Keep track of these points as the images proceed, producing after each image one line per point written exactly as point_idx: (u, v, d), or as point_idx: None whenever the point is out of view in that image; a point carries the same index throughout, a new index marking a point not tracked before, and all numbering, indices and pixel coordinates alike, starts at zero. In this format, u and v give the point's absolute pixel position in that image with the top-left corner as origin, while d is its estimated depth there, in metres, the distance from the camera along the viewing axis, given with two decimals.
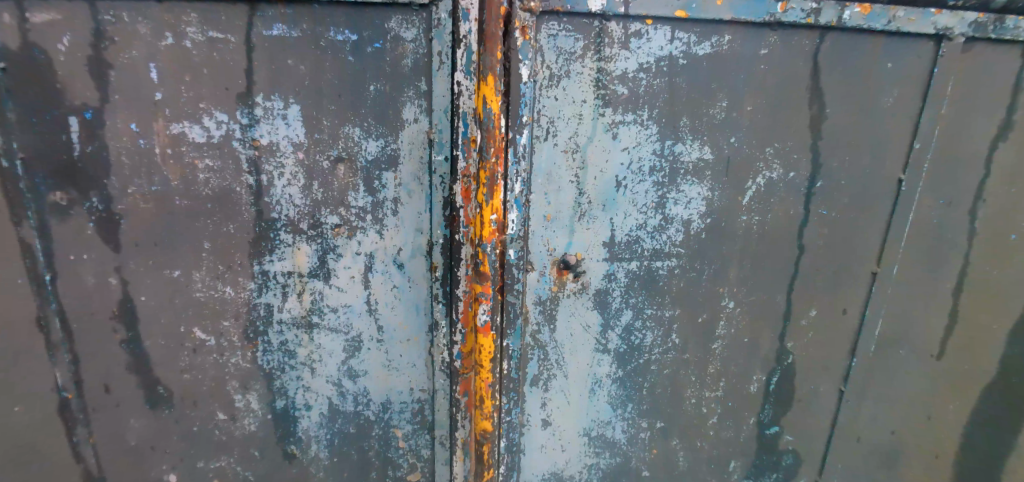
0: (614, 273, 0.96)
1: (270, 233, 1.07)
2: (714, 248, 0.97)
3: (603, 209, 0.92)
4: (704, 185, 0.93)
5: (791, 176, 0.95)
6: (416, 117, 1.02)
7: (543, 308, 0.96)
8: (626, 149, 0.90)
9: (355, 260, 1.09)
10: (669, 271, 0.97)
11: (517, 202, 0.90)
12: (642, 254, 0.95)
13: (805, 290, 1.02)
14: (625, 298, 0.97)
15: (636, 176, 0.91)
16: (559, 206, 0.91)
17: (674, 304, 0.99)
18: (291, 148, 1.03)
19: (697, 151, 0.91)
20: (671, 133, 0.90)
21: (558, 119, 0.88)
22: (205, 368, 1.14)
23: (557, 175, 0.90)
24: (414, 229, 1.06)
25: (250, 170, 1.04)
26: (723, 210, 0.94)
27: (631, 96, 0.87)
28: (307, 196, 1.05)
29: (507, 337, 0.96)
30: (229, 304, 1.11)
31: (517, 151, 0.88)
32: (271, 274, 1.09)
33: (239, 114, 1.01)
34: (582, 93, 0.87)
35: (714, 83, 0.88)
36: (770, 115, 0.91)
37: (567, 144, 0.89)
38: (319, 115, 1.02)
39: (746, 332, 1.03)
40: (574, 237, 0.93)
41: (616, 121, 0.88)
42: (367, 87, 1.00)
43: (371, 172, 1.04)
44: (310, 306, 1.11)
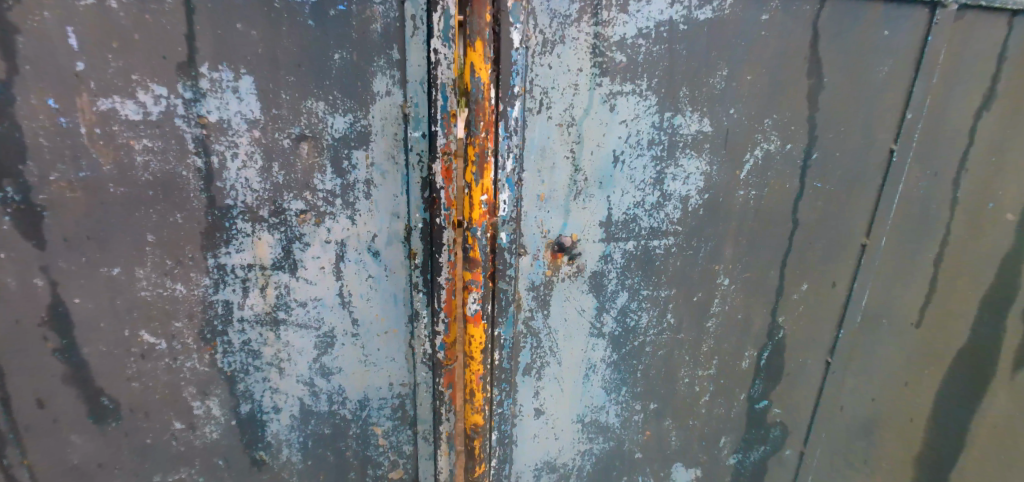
0: (610, 254, 0.91)
1: (225, 222, 0.95)
2: (711, 223, 0.93)
3: (600, 186, 0.87)
4: (701, 159, 0.89)
5: (788, 148, 0.92)
6: (388, 89, 0.92)
7: (536, 294, 0.90)
8: (624, 122, 0.85)
9: (324, 250, 0.99)
10: (665, 250, 0.93)
11: (509, 182, 0.84)
12: (639, 233, 0.91)
13: (797, 265, 1.00)
14: (621, 280, 0.93)
15: (634, 151, 0.87)
16: (553, 185, 0.86)
17: (670, 284, 0.95)
18: (245, 125, 0.91)
19: (696, 123, 0.87)
20: (670, 104, 0.86)
21: (552, 90, 0.83)
22: (156, 375, 1.03)
23: (552, 151, 0.85)
24: (389, 214, 0.97)
25: (198, 151, 0.91)
26: (720, 185, 0.92)
27: (629, 65, 0.83)
28: (266, 180, 0.94)
29: (500, 327, 0.90)
30: (180, 303, 0.99)
31: (508, 126, 0.82)
32: (228, 268, 0.98)
33: (180, 87, 0.88)
34: (578, 61, 0.82)
35: (713, 49, 0.84)
36: (771, 83, 0.88)
37: (562, 117, 0.84)
38: (276, 88, 0.90)
39: (739, 309, 1.01)
40: (569, 218, 0.88)
41: (613, 92, 0.84)
42: (330, 55, 0.89)
43: (339, 151, 0.94)
44: (274, 302, 1.01)
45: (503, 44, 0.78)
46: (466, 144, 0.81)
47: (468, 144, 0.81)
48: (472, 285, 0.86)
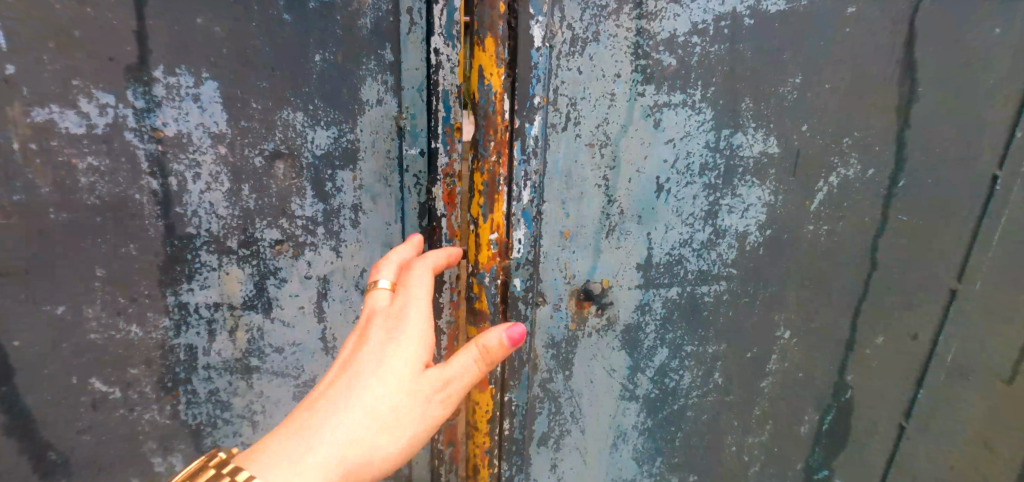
0: (649, 303, 0.76)
1: (188, 254, 0.80)
2: (771, 263, 0.78)
3: (638, 220, 0.73)
4: (762, 186, 0.75)
5: (869, 174, 0.77)
6: (380, 97, 0.77)
7: (556, 354, 0.75)
8: (671, 141, 0.72)
9: (304, 287, 0.83)
10: (714, 297, 0.78)
11: (526, 216, 0.67)
12: (685, 278, 0.77)
13: (874, 314, 0.83)
14: (661, 334, 0.78)
15: (682, 177, 0.73)
16: (580, 219, 0.72)
17: (718, 338, 0.80)
18: (209, 140, 0.76)
19: (759, 143, 0.74)
20: (730, 120, 0.72)
21: (582, 100, 0.69)
22: (112, 428, 0.87)
23: (581, 177, 0.71)
24: (381, 245, 0.83)
25: (153, 171, 0.76)
26: (786, 217, 0.77)
27: (679, 69, 0.70)
28: (234, 205, 0.79)
29: (512, 390, 0.73)
30: (136, 348, 0.84)
31: (525, 147, 0.65)
32: (192, 307, 0.83)
33: (130, 95, 0.73)
34: (617, 64, 0.69)
35: (782, 51, 0.71)
36: (852, 93, 0.73)
37: (593, 136, 0.70)
38: (246, 96, 0.75)
39: (800, 366, 0.84)
40: (599, 259, 0.73)
41: (659, 104, 0.71)
42: (310, 55, 0.74)
43: (321, 171, 0.79)
44: (246, 348, 0.86)
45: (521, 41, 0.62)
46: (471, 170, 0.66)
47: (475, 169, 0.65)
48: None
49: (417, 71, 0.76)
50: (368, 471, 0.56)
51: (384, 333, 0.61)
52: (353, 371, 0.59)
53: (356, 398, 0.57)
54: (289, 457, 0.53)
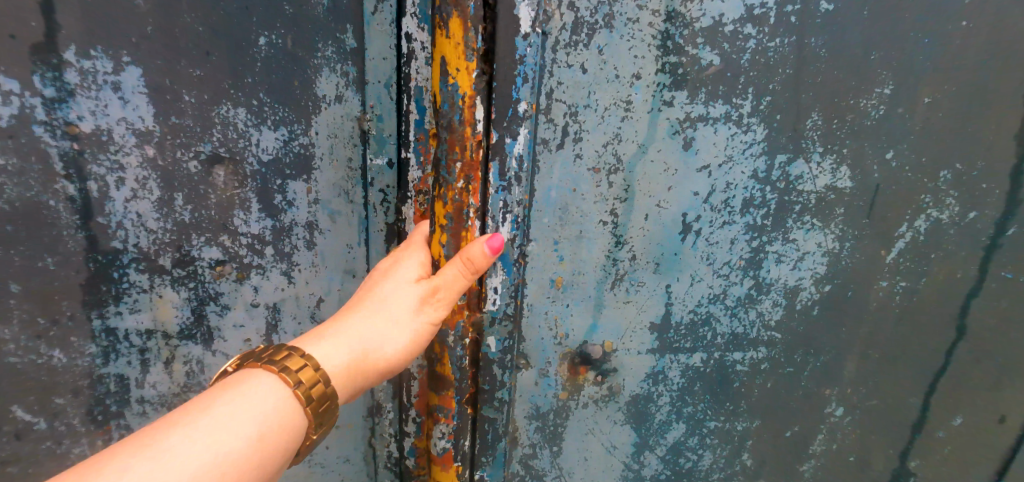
0: (664, 372, 0.78)
1: (114, 273, 0.67)
2: (828, 329, 0.78)
3: (655, 265, 0.73)
4: (828, 232, 0.74)
5: (971, 217, 0.74)
6: (339, 93, 0.64)
7: (542, 427, 0.78)
8: (707, 168, 0.70)
9: (250, 316, 0.71)
10: (750, 366, 0.79)
11: (505, 261, 0.65)
12: (713, 343, 0.77)
13: (951, 391, 0.81)
14: (676, 409, 0.80)
15: (716, 215, 0.72)
16: (579, 266, 0.72)
17: (748, 416, 0.81)
18: (133, 139, 0.62)
19: (827, 175, 0.72)
20: (791, 143, 0.70)
21: (585, 108, 0.66)
22: (38, 460, 0.73)
23: (583, 210, 0.70)
24: (341, 272, 0.71)
25: (68, 174, 0.62)
26: (853, 273, 0.76)
27: (723, 69, 0.67)
28: (166, 218, 0.65)
29: (483, 467, 0.75)
30: (60, 376, 0.70)
31: (504, 172, 0.61)
32: (121, 333, 0.70)
33: (38, 82, 0.59)
34: (636, 62, 0.66)
35: (872, 52, 0.68)
36: (956, 119, 0.71)
37: (596, 161, 0.68)
38: (176, 87, 0.61)
39: (852, 450, 0.83)
40: (601, 315, 0.74)
41: (694, 117, 0.68)
42: (252, 38, 0.61)
43: (269, 181, 0.66)
44: (184, 383, 0.74)
45: (500, 28, 0.56)
46: (433, 198, 0.62)
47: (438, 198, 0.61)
48: (439, 413, 0.69)
49: (384, 61, 0.63)
50: (381, 359, 0.55)
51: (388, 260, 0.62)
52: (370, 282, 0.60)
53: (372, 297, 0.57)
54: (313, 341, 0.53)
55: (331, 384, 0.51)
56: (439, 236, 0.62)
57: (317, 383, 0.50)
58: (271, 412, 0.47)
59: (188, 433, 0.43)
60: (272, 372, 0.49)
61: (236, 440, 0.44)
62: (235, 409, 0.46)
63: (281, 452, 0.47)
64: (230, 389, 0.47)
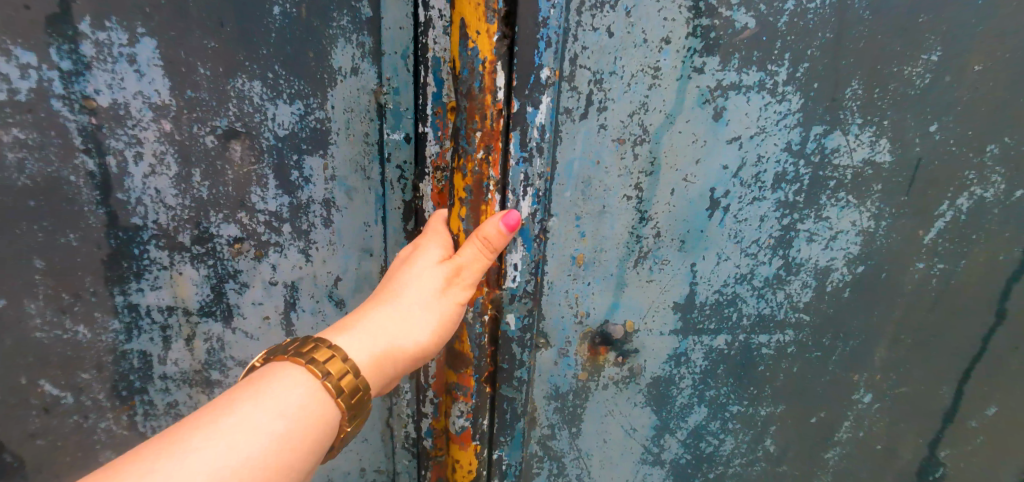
0: (688, 354, 0.75)
1: (134, 249, 0.67)
2: (859, 310, 0.75)
3: (680, 243, 0.70)
4: (863, 211, 0.71)
5: (1020, 195, 0.72)
6: (355, 65, 0.62)
7: (561, 408, 0.76)
8: (738, 140, 0.67)
9: (269, 295, 0.70)
10: (776, 349, 0.76)
11: (525, 235, 0.64)
12: (740, 325, 0.75)
13: (984, 377, 0.79)
14: (699, 392, 0.77)
15: (745, 190, 0.69)
16: (600, 243, 0.69)
17: (772, 400, 0.79)
18: (149, 113, 0.61)
19: (866, 148, 0.69)
20: (828, 113, 0.67)
21: (610, 75, 0.63)
22: (64, 432, 0.75)
23: (606, 184, 0.67)
24: (358, 250, 0.69)
25: (87, 148, 0.63)
26: (887, 253, 0.73)
27: (758, 32, 0.63)
28: (184, 194, 0.65)
29: (501, 447, 0.74)
30: (85, 351, 0.72)
31: (526, 142, 0.58)
32: (142, 310, 0.71)
33: (54, 54, 0.59)
34: (665, 26, 0.62)
35: (918, 14, 0.64)
36: (1007, 90, 0.68)
37: (620, 131, 0.65)
38: (190, 59, 0.60)
39: (879, 439, 0.82)
40: (622, 295, 0.72)
41: (725, 86, 0.65)
42: (266, 7, 0.59)
43: (285, 156, 0.64)
44: (205, 360, 0.74)
45: None
46: (451, 170, 0.60)
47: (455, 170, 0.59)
48: (458, 392, 0.69)
49: (400, 31, 0.61)
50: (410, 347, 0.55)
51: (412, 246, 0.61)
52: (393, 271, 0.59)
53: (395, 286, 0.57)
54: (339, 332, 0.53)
55: (359, 376, 0.50)
56: (457, 210, 0.60)
57: (346, 375, 0.50)
58: (296, 408, 0.47)
59: (209, 434, 0.43)
60: (299, 365, 0.49)
61: (259, 438, 0.44)
62: (257, 406, 0.46)
63: (308, 447, 0.47)
64: (253, 387, 0.47)
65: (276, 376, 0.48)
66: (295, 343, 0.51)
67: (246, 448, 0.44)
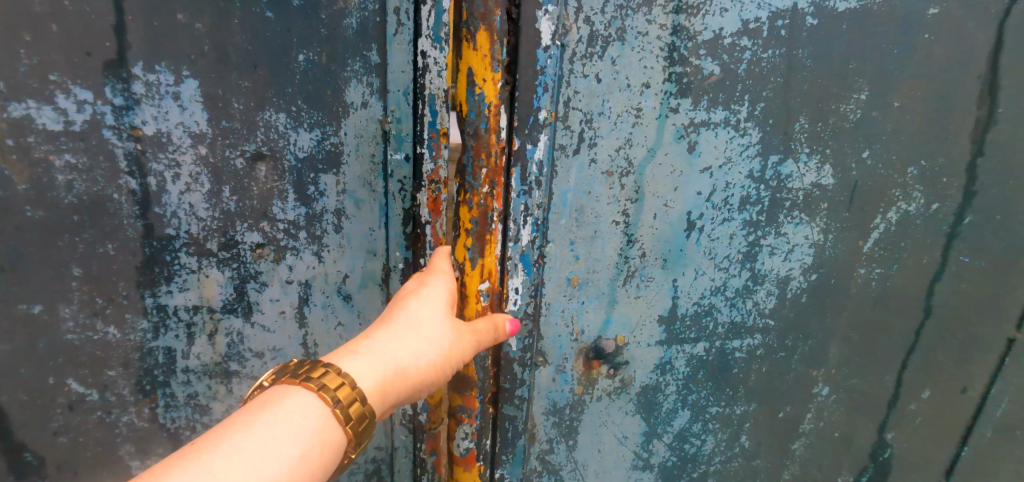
0: (671, 363, 0.94)
1: (166, 255, 0.78)
2: (817, 315, 0.95)
3: (662, 261, 0.89)
4: (810, 224, 0.90)
5: (935, 208, 0.91)
6: (365, 100, 0.76)
7: (558, 421, 0.94)
8: (709, 169, 0.85)
9: (285, 292, 0.82)
10: (748, 353, 0.95)
11: (522, 258, 0.80)
12: (716, 328, 0.93)
13: (922, 368, 0.99)
14: (682, 396, 0.96)
15: (716, 212, 0.88)
16: (594, 262, 0.86)
17: (745, 400, 0.98)
18: (189, 140, 0.74)
19: (813, 173, 0.88)
20: (782, 144, 0.86)
21: (599, 115, 0.81)
22: (87, 429, 0.85)
23: (596, 211, 0.84)
24: (364, 252, 0.82)
25: (131, 170, 0.74)
26: (836, 262, 0.92)
27: (722, 77, 0.82)
28: (215, 206, 0.77)
29: (502, 465, 0.92)
30: (112, 350, 0.82)
31: (525, 177, 0.76)
32: (170, 310, 0.81)
33: (109, 92, 0.71)
34: (646, 72, 0.80)
35: (850, 62, 0.84)
36: (923, 122, 0.88)
37: (610, 166, 0.83)
38: (226, 96, 0.73)
39: (836, 427, 1.01)
40: (614, 311, 0.89)
41: (697, 122, 0.83)
42: (293, 55, 0.73)
43: (303, 175, 0.77)
44: (225, 353, 0.84)
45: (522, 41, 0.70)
46: (458, 203, 0.76)
47: (460, 202, 0.76)
48: (463, 415, 0.85)
49: (403, 74, 0.75)
50: (410, 377, 0.65)
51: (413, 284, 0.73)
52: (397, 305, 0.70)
53: (402, 318, 0.68)
54: (349, 358, 0.63)
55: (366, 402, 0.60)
56: (461, 238, 0.77)
57: (354, 401, 0.59)
58: (311, 429, 0.57)
59: (237, 453, 0.52)
60: (312, 390, 0.58)
61: (280, 458, 0.53)
62: (277, 429, 0.55)
63: (321, 463, 0.56)
64: (271, 411, 0.56)
65: (293, 400, 0.57)
66: (306, 366, 0.60)
67: (270, 467, 0.52)
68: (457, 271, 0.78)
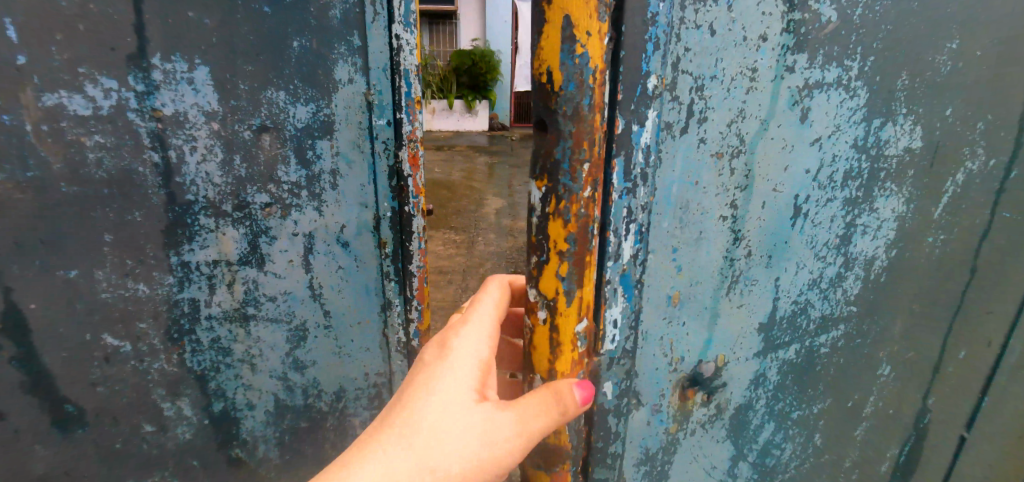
0: (764, 373, 0.84)
1: (187, 219, 0.93)
2: (913, 282, 0.85)
3: (766, 259, 0.78)
4: (897, 197, 0.79)
5: None
6: (350, 77, 0.92)
7: (649, 469, 0.84)
8: (818, 141, 0.73)
9: (292, 243, 0.98)
10: (831, 346, 0.85)
11: (623, 279, 0.68)
12: (807, 325, 0.83)
13: None
14: (770, 407, 0.86)
15: (822, 194, 0.76)
16: (697, 272, 0.75)
17: (826, 396, 0.89)
18: (203, 118, 0.88)
19: (906, 137, 0.76)
20: (884, 105, 0.73)
21: (711, 81, 0.66)
22: (122, 378, 0.98)
23: (703, 207, 0.72)
24: (357, 204, 0.98)
25: (154, 146, 0.88)
26: (969, 233, 0.85)
27: (839, 25, 0.67)
28: (227, 173, 0.92)
29: None
30: (143, 304, 0.95)
31: (629, 171, 0.63)
32: (193, 265, 0.96)
33: (131, 80, 0.85)
34: (763, 22, 0.66)
35: None
36: None
37: (720, 147, 0.70)
38: (233, 78, 0.88)
39: (942, 418, 0.96)
40: (715, 328, 0.79)
41: (811, 84, 0.70)
42: (289, 42, 0.88)
43: (302, 141, 0.93)
44: (243, 298, 1.00)
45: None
46: (547, 216, 0.54)
47: (552, 218, 0.54)
48: None
49: (380, 53, 0.90)
50: None
51: (426, 364, 0.53)
52: (398, 404, 0.51)
53: (391, 432, 0.49)
54: None
55: None
56: (552, 265, 0.55)
57: None
58: None
59: None
60: None
61: None
62: None
63: None
64: None
65: None
66: None
67: None
68: (545, 310, 0.56)
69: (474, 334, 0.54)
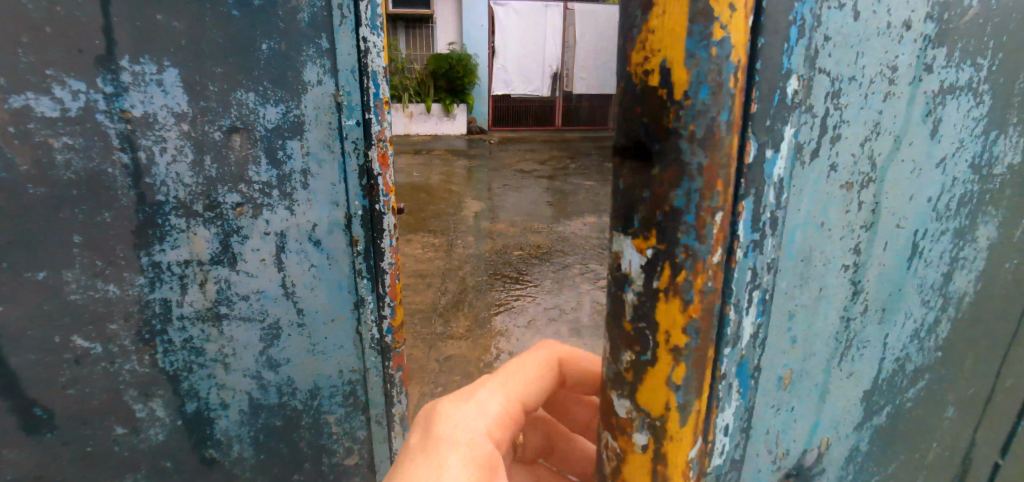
0: (861, 433, 0.71)
1: (159, 219, 0.94)
2: (992, 311, 0.78)
3: (882, 312, 0.65)
4: (993, 222, 0.72)
5: None
6: (319, 79, 0.95)
7: None
8: (942, 162, 0.62)
9: (264, 242, 1.01)
10: (914, 394, 0.74)
11: (741, 367, 0.47)
12: (904, 374, 0.72)
13: None
14: (859, 470, 0.73)
15: (936, 225, 0.65)
16: (814, 335, 0.58)
17: (902, 449, 0.77)
18: (172, 119, 0.90)
19: (1010, 153, 0.69)
20: (999, 117, 0.66)
21: (849, 84, 0.49)
22: (95, 381, 0.96)
23: (828, 254, 0.55)
24: (328, 203, 1.02)
25: (123, 147, 0.88)
26: None
27: (977, 14, 0.56)
28: (198, 173, 0.93)
29: None
30: (114, 305, 0.95)
31: (758, 217, 0.41)
32: (164, 266, 0.96)
33: (100, 82, 0.85)
34: (910, 7, 0.51)
35: None
36: None
37: (851, 175, 0.53)
38: (203, 80, 0.89)
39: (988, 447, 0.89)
40: (826, 398, 0.64)
41: (945, 88, 0.58)
42: (257, 45, 0.90)
43: (272, 142, 0.95)
44: (215, 298, 1.01)
45: None
46: (655, 299, 0.37)
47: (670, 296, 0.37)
48: None
49: (349, 56, 0.95)
50: None
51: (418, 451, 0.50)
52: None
53: None
54: None
55: None
56: (671, 371, 0.38)
57: None
58: None
59: None
60: None
61: None
62: None
63: None
64: None
65: None
66: None
67: None
68: (647, 433, 0.39)
69: (472, 419, 0.52)
